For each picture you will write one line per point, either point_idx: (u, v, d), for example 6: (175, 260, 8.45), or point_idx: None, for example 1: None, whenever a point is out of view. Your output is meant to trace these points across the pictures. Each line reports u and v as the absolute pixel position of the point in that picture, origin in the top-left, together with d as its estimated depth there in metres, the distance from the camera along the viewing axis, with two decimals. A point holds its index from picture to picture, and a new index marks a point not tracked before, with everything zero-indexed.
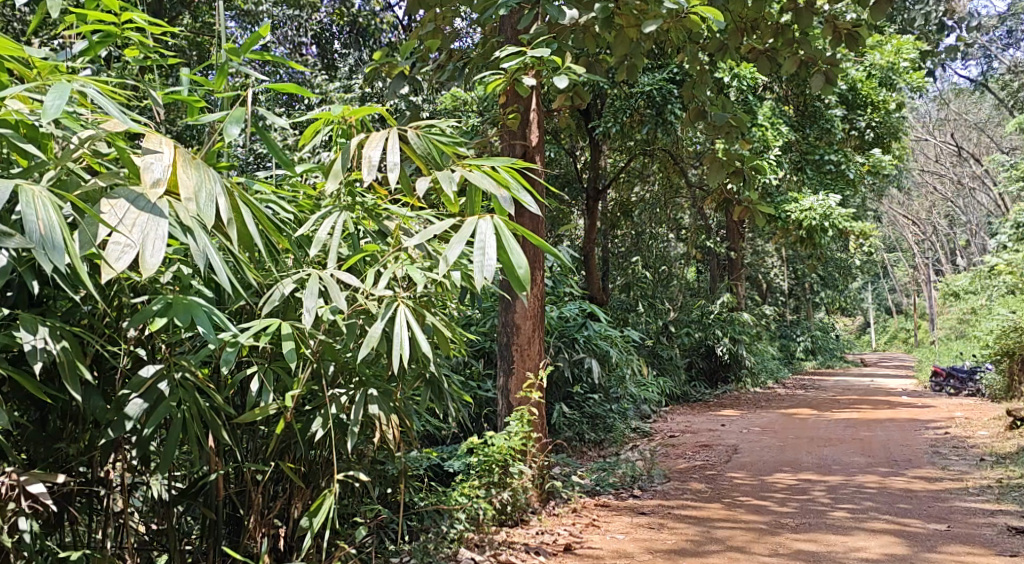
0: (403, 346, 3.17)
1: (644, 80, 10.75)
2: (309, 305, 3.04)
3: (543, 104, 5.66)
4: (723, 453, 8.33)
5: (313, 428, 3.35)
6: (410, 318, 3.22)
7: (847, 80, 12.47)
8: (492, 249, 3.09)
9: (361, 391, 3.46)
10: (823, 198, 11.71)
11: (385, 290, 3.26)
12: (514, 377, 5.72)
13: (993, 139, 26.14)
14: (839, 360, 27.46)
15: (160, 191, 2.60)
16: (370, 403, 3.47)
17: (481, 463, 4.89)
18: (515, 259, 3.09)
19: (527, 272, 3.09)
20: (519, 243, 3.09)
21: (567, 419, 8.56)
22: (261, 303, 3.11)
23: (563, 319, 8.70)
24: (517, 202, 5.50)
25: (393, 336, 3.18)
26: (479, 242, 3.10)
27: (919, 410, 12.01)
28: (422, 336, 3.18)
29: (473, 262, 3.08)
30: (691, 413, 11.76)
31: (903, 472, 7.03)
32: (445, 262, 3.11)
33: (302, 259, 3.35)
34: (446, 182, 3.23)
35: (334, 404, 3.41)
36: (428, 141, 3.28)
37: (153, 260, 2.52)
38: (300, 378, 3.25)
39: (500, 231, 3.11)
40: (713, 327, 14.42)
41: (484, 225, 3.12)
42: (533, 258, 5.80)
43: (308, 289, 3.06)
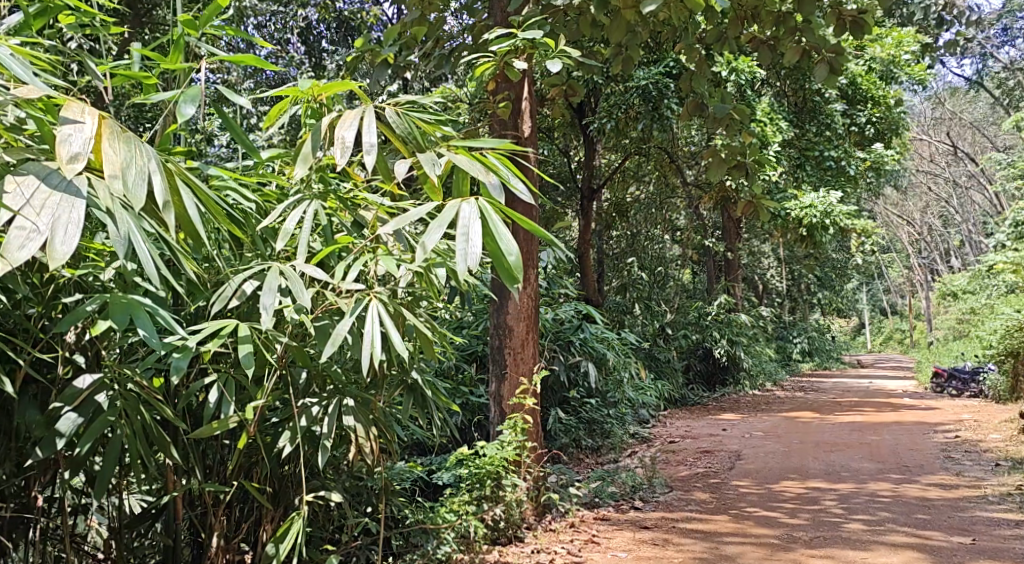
0: (374, 344, 2.85)
1: (639, 75, 10.42)
2: (267, 303, 2.73)
3: (535, 92, 5.32)
4: (725, 460, 7.99)
5: (280, 443, 3.06)
6: (382, 315, 2.89)
7: (847, 74, 12.15)
8: (478, 233, 2.76)
9: (335, 401, 3.15)
10: (823, 196, 11.37)
11: (356, 285, 2.94)
12: (507, 382, 5.38)
13: (989, 138, 25.88)
14: (835, 361, 27.15)
15: (78, 167, 2.32)
16: (345, 414, 3.17)
17: (471, 476, 4.58)
18: (504, 246, 2.76)
19: (518, 261, 2.76)
20: (509, 228, 2.76)
21: (562, 425, 8.24)
22: (215, 300, 2.80)
23: (558, 321, 8.37)
24: (507, 192, 5.15)
25: (364, 335, 2.86)
26: (462, 227, 2.77)
27: (925, 413, 11.66)
28: (396, 336, 2.85)
29: (456, 250, 2.75)
30: (691, 417, 11.42)
31: (917, 478, 6.70)
32: (423, 251, 2.77)
33: (266, 252, 3.03)
34: (428, 163, 2.84)
35: (305, 416, 3.11)
36: (408, 119, 2.90)
37: (63, 250, 2.30)
38: (264, 387, 2.95)
39: (486, 214, 2.78)
40: (710, 329, 14.09)
41: (467, 208, 2.79)
42: (527, 252, 5.43)
43: (267, 284, 2.76)
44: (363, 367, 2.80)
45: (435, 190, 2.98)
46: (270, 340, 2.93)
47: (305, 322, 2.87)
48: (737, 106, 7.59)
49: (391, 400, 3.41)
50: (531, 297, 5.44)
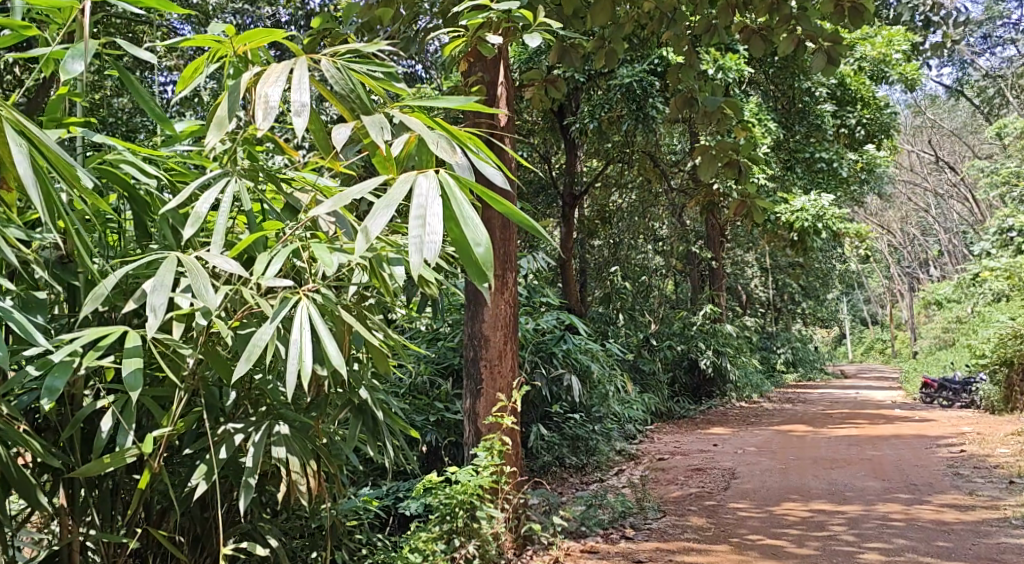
0: (301, 355, 2.60)
1: (622, 73, 9.90)
2: (157, 303, 2.58)
3: (512, 76, 4.84)
4: (718, 478, 7.48)
5: (195, 480, 2.86)
6: (311, 318, 2.64)
7: (836, 74, 11.63)
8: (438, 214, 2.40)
9: (264, 426, 2.93)
10: (814, 198, 10.92)
11: (281, 282, 2.65)
12: (483, 399, 4.83)
13: (970, 147, 25.56)
14: (820, 371, 26.68)
15: None
16: (274, 445, 2.92)
17: (442, 506, 4.06)
18: (469, 233, 2.40)
19: (487, 252, 2.41)
20: (477, 214, 2.40)
21: (544, 442, 7.76)
22: (90, 298, 2.66)
23: (539, 332, 7.87)
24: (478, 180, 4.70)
25: (294, 342, 2.61)
26: (416, 207, 2.41)
27: (923, 425, 11.16)
28: (325, 339, 2.60)
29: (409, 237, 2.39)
30: (677, 431, 10.91)
31: (928, 499, 6.19)
32: (369, 237, 2.35)
33: (171, 240, 2.84)
34: (376, 130, 2.51)
35: (226, 445, 2.92)
36: (350, 73, 2.53)
37: None
38: (170, 413, 2.76)
39: (448, 191, 2.42)
40: (696, 339, 13.63)
41: (422, 181, 2.44)
42: (501, 227, 4.90)
43: (159, 276, 2.62)
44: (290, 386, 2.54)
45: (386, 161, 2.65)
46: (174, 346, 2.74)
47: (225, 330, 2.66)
48: (728, 99, 7.05)
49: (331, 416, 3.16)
50: (510, 299, 4.89)
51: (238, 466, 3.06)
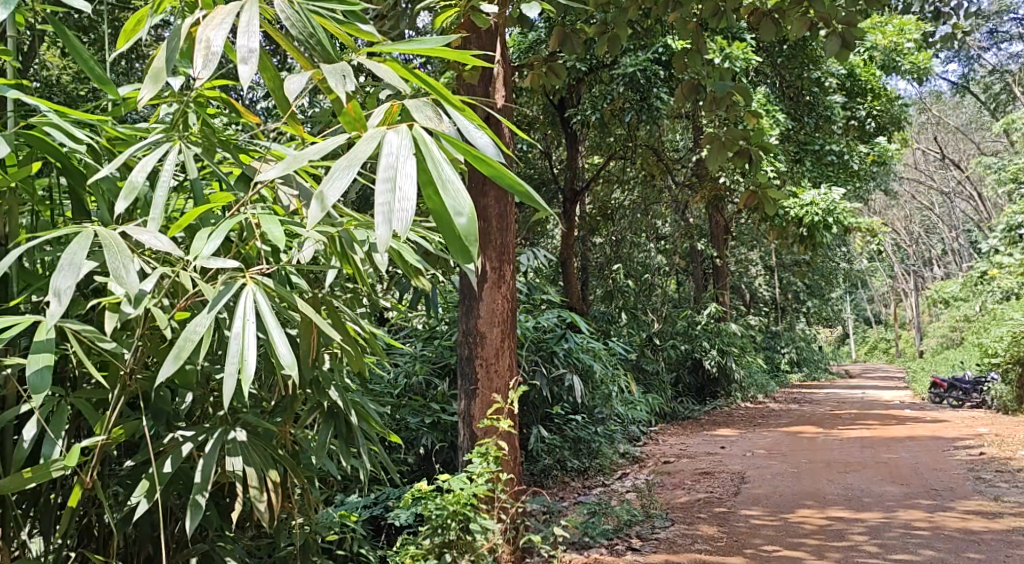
0: (243, 346, 2.52)
1: (625, 61, 9.57)
2: (63, 284, 2.55)
3: (510, 55, 4.55)
4: (727, 482, 7.16)
5: (136, 497, 2.72)
6: (257, 305, 2.58)
7: (845, 64, 11.32)
8: (410, 176, 2.26)
9: (216, 438, 2.79)
10: (825, 192, 10.60)
11: (224, 266, 2.65)
12: (478, 399, 4.50)
13: (976, 144, 25.26)
14: (823, 371, 26.29)
15: None
16: (229, 456, 2.79)
17: (432, 519, 3.72)
18: (449, 200, 2.24)
19: (470, 223, 2.23)
20: (457, 177, 2.25)
21: (546, 444, 7.46)
22: None
23: (540, 330, 7.54)
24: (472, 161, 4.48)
25: (235, 335, 2.54)
26: (386, 168, 2.27)
27: (937, 426, 10.83)
28: (276, 337, 2.50)
29: (375, 204, 2.24)
30: (683, 433, 10.58)
31: (950, 505, 5.85)
32: (319, 205, 2.29)
33: (106, 215, 2.78)
34: (335, 79, 2.38)
35: (173, 457, 2.79)
36: (306, 18, 2.40)
37: None
38: (104, 421, 2.68)
39: (423, 150, 2.28)
40: (700, 338, 13.25)
41: (394, 137, 2.31)
42: (498, 216, 4.57)
43: (75, 248, 2.60)
44: (227, 391, 2.48)
45: (349, 123, 2.56)
46: (96, 340, 2.73)
47: (162, 323, 2.63)
48: (737, 84, 6.72)
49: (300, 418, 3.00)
50: (509, 293, 4.56)
51: (188, 471, 2.93)
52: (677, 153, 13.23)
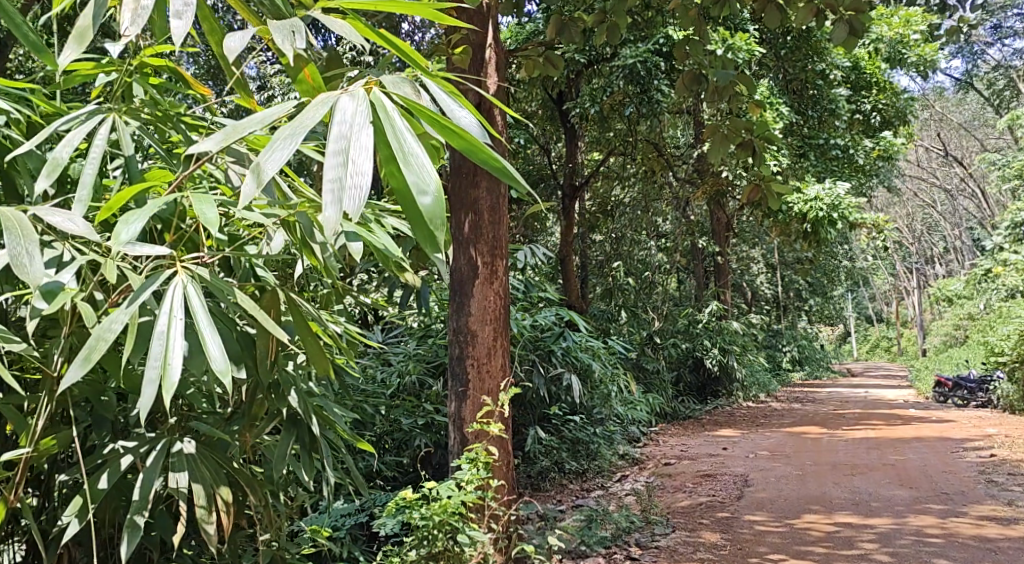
0: (167, 345, 2.47)
1: (625, 53, 9.32)
2: None
3: (502, 37, 4.36)
4: (730, 486, 6.92)
5: (67, 517, 2.76)
6: (186, 298, 2.53)
7: (850, 56, 11.09)
8: (366, 149, 2.17)
9: (161, 451, 2.85)
10: (829, 187, 10.37)
11: (155, 253, 2.61)
12: (468, 402, 4.27)
13: (980, 141, 25.04)
14: (825, 370, 26.02)
15: None
16: (175, 472, 2.84)
17: (417, 529, 3.50)
18: (412, 177, 2.16)
19: (435, 202, 2.17)
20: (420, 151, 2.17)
21: (543, 446, 7.25)
22: None
23: (537, 329, 7.32)
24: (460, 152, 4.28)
25: (159, 330, 2.48)
26: (338, 140, 2.17)
27: (943, 426, 10.62)
28: (205, 339, 2.47)
29: (327, 180, 2.15)
30: (684, 433, 10.35)
31: (962, 510, 5.63)
32: (258, 176, 2.22)
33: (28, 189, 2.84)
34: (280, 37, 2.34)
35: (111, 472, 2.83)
36: None
37: None
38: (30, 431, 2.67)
39: (381, 120, 2.20)
40: (701, 337, 12.97)
41: (347, 102, 2.23)
42: (491, 208, 4.33)
43: None
44: (146, 395, 2.42)
45: (306, 90, 2.61)
46: (5, 341, 2.72)
47: (87, 319, 2.64)
48: (741, 73, 6.49)
49: (251, 432, 3.02)
50: (502, 289, 4.34)
51: (127, 482, 2.98)
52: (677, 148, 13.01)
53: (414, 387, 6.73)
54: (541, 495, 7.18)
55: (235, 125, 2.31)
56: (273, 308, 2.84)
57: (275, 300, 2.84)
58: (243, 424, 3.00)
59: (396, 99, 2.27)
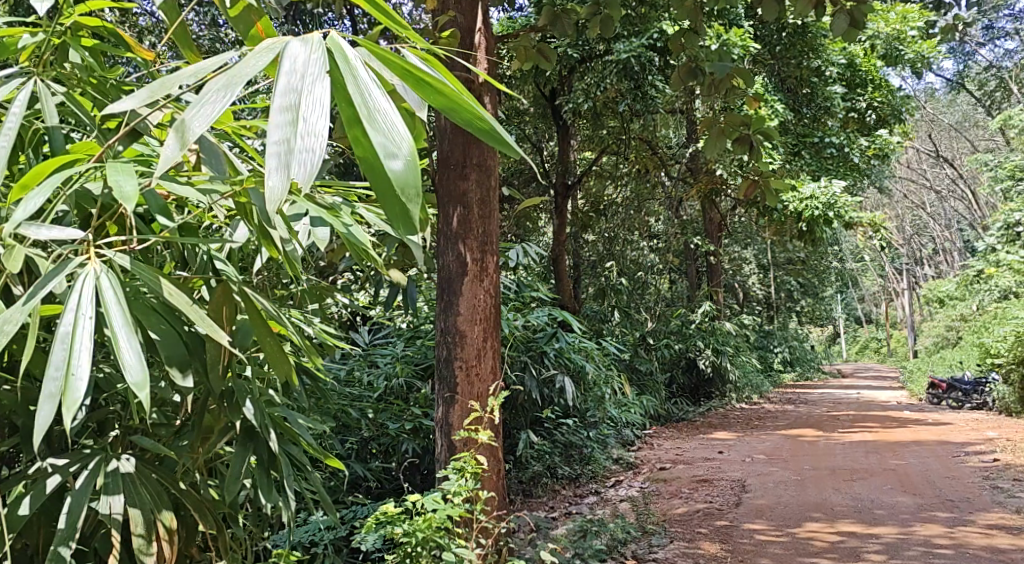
0: (75, 351, 2.33)
1: (619, 47, 9.11)
2: None
3: (492, 21, 4.15)
4: (727, 492, 6.71)
5: None
6: (98, 287, 2.39)
7: (846, 52, 10.91)
8: (320, 106, 2.03)
9: (92, 472, 2.69)
10: (826, 184, 10.19)
11: (66, 236, 2.48)
12: (455, 408, 4.05)
13: (971, 141, 24.92)
14: (816, 371, 25.86)
15: None
16: (109, 495, 2.68)
17: (400, 546, 3.26)
18: (380, 138, 2.00)
19: (404, 168, 2.00)
20: (389, 111, 2.03)
21: (535, 450, 7.04)
22: None
23: (529, 329, 7.10)
24: (447, 142, 4.07)
25: (65, 328, 2.34)
26: (288, 96, 2.03)
27: (941, 429, 10.45)
28: (118, 345, 2.34)
29: (272, 143, 2.00)
30: (679, 436, 10.16)
31: (970, 519, 5.44)
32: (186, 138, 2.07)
33: None
34: None
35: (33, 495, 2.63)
36: None
37: None
38: None
39: (343, 73, 2.05)
40: (694, 338, 12.76)
41: (297, 47, 2.08)
42: (481, 202, 4.09)
43: None
44: (44, 418, 2.29)
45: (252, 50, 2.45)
46: None
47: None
48: (738, 66, 6.28)
49: (202, 449, 2.87)
50: (493, 287, 4.11)
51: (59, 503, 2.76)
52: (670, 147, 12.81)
53: (401, 390, 6.51)
54: (533, 502, 6.95)
55: (164, 80, 2.18)
56: (227, 317, 2.68)
57: (226, 302, 2.68)
58: (195, 439, 2.85)
59: (358, 51, 2.12)
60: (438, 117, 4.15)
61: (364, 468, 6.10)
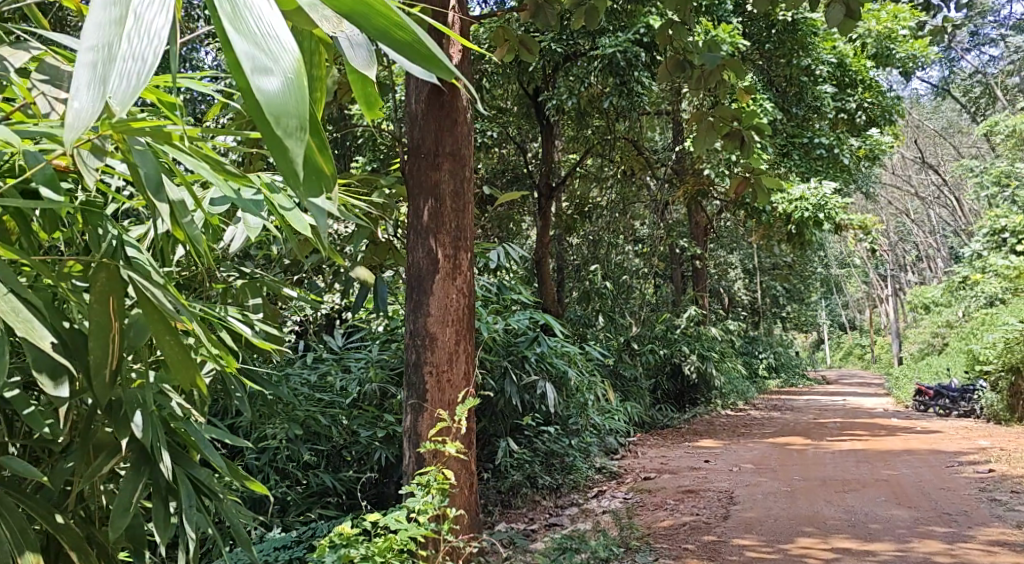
0: None
1: (604, 42, 8.88)
2: None
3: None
4: (715, 503, 6.43)
5: None
6: None
7: (835, 51, 10.70)
8: (160, 5, 1.56)
9: None
10: (816, 186, 9.95)
11: None
12: (424, 415, 3.75)
13: (956, 148, 24.81)
14: (800, 377, 25.67)
15: None
16: None
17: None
18: (246, 46, 1.53)
19: (283, 89, 1.53)
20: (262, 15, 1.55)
21: (515, 459, 6.75)
22: None
23: (510, 332, 6.81)
24: (417, 128, 3.79)
25: None
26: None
27: (931, 437, 10.22)
28: None
29: (84, 50, 1.52)
30: (663, 443, 9.87)
31: (971, 534, 5.18)
32: None
33: None
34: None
35: None
36: None
37: None
38: None
39: None
40: (679, 343, 12.48)
41: None
42: (454, 193, 3.80)
43: None
44: None
45: None
46: None
47: None
48: (729, 57, 6.01)
49: (86, 473, 2.65)
50: (467, 287, 3.82)
51: None
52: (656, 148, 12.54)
53: (375, 396, 6.22)
54: (512, 513, 6.65)
55: None
56: (116, 312, 2.37)
57: (112, 294, 2.36)
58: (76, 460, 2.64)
59: None
60: (407, 102, 3.85)
61: (333, 478, 5.78)
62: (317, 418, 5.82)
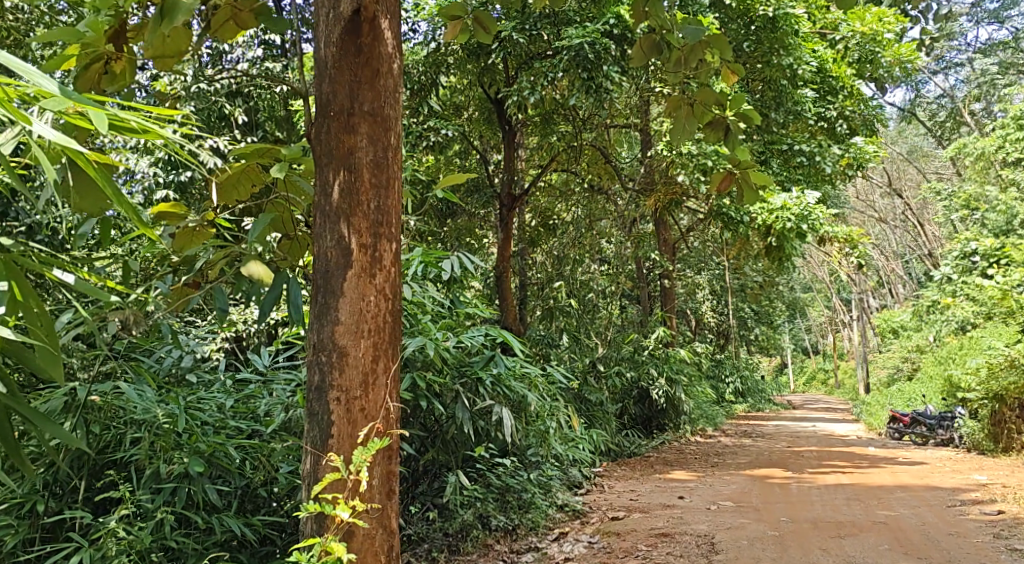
0: None
1: (570, 33, 8.11)
2: None
3: None
4: (694, 551, 5.56)
5: None
6: None
7: (815, 55, 10.02)
8: None
9: None
10: (798, 195, 9.20)
11: None
12: (334, 437, 3.18)
13: (924, 172, 24.34)
14: (767, 402, 24.88)
15: None
16: None
17: None
18: None
19: None
20: None
21: (464, 496, 5.88)
22: None
23: (462, 352, 5.93)
24: (332, 86, 3.24)
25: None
26: None
27: (919, 470, 9.48)
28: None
29: None
30: (633, 476, 8.99)
31: None
32: None
33: None
34: None
35: None
36: None
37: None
38: None
39: None
40: (647, 365, 11.58)
41: None
42: (373, 167, 3.24)
43: None
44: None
45: None
46: None
47: None
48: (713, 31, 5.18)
49: None
50: (389, 287, 3.25)
51: None
52: (623, 158, 11.75)
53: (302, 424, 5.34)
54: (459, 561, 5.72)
55: None
56: None
57: None
58: None
59: None
60: (322, 58, 3.28)
61: (241, 524, 4.87)
62: (226, 451, 4.95)
